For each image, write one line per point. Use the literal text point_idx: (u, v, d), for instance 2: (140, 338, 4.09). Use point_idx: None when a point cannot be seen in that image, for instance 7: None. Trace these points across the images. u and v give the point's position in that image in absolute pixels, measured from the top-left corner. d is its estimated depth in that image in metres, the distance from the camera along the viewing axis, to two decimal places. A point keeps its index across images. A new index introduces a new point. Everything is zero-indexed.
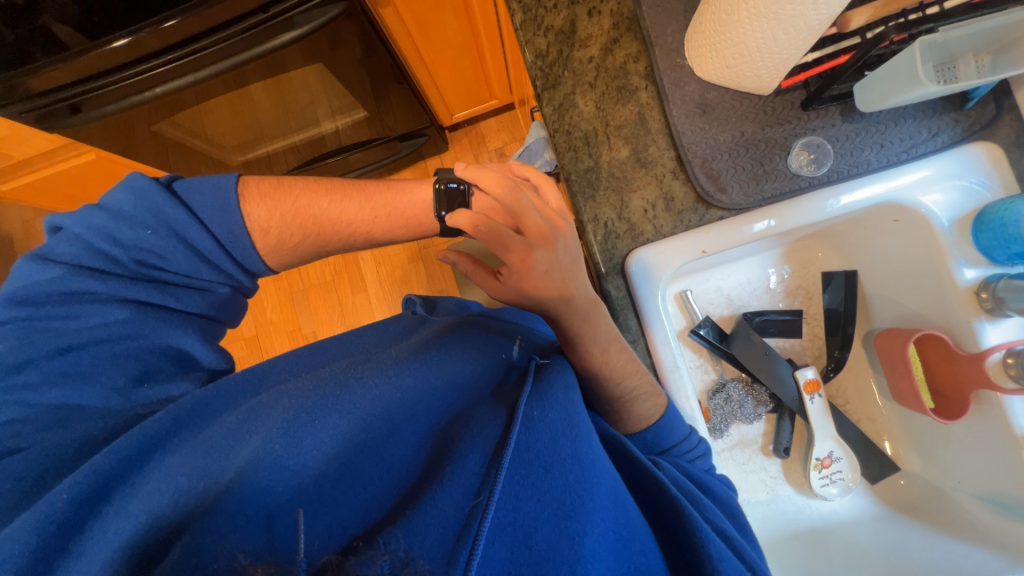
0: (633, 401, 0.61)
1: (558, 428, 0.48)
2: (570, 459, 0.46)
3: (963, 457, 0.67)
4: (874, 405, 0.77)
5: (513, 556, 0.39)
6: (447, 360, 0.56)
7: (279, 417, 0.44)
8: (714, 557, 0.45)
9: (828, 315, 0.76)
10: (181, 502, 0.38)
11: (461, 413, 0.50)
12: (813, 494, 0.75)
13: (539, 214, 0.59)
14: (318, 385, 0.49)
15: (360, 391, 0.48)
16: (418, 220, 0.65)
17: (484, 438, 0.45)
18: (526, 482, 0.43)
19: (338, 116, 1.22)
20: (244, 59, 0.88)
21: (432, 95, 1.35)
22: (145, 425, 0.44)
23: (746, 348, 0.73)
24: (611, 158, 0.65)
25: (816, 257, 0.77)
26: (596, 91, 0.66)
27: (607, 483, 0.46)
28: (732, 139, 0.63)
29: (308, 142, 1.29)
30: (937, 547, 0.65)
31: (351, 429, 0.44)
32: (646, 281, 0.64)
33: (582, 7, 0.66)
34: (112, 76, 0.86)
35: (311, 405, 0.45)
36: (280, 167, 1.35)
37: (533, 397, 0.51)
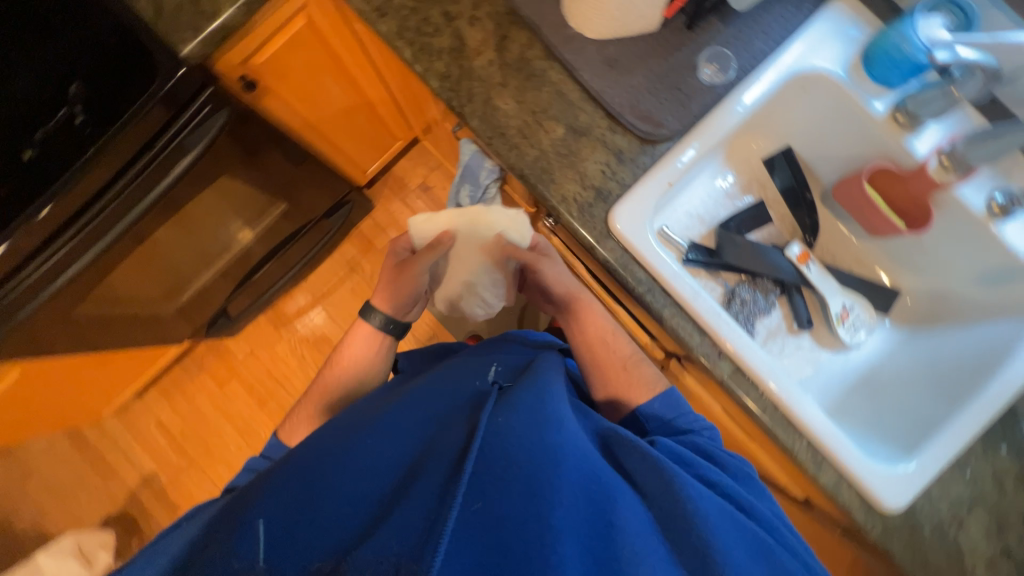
0: (633, 362, 0.73)
1: (524, 423, 0.48)
2: (535, 448, 0.46)
3: (944, 258, 0.76)
4: (857, 248, 0.84)
5: (480, 555, 0.40)
6: (428, 395, 0.58)
7: (295, 495, 0.46)
8: (695, 508, 0.47)
9: (785, 192, 0.83)
10: (200, 545, 0.47)
11: (439, 438, 0.50)
12: (846, 347, 0.81)
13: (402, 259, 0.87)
14: (321, 443, 0.53)
15: (354, 438, 0.51)
16: (370, 353, 0.82)
17: (450, 449, 0.47)
18: (494, 489, 0.43)
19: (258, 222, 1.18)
20: (145, 209, 0.80)
21: (340, 159, 1.33)
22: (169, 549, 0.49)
23: (736, 250, 0.79)
24: (552, 140, 0.67)
25: (753, 149, 0.82)
26: (510, 88, 0.68)
27: (583, 466, 0.47)
28: (645, 79, 0.67)
29: (236, 263, 1.23)
30: (964, 339, 0.73)
31: (337, 470, 0.47)
32: (634, 231, 0.66)
33: (461, 22, 0.69)
34: (8, 281, 0.74)
35: (306, 459, 0.50)
36: (216, 297, 1.28)
37: (498, 407, 0.51)
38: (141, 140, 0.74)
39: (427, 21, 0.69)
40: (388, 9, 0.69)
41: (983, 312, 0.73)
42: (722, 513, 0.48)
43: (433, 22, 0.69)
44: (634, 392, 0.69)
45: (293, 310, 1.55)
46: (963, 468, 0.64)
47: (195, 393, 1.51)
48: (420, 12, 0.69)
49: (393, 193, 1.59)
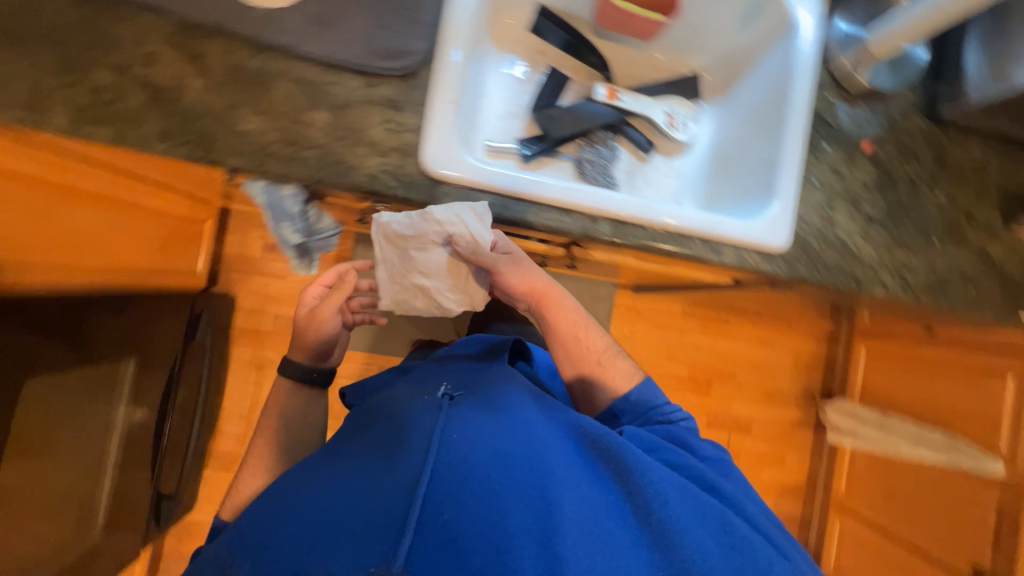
0: (607, 357, 0.77)
1: (481, 437, 0.61)
2: (491, 453, 0.59)
3: (710, 24, 0.80)
4: (649, 58, 0.87)
5: (446, 555, 0.50)
6: (385, 424, 0.68)
7: (299, 530, 0.54)
8: (647, 484, 0.59)
9: (564, 47, 0.84)
10: None
11: (405, 454, 0.60)
12: (687, 144, 0.88)
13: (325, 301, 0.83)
14: (285, 495, 0.61)
15: (324, 487, 0.59)
16: (296, 408, 0.83)
17: (410, 455, 0.59)
18: (451, 495, 0.54)
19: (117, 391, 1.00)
20: None
21: (158, 276, 1.12)
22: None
23: (558, 123, 0.82)
24: (320, 131, 0.60)
25: (514, 24, 0.82)
26: (242, 106, 0.59)
27: (553, 474, 0.58)
28: (365, 16, 0.60)
29: (127, 446, 1.05)
30: (760, 78, 0.79)
31: (311, 518, 0.55)
32: (451, 164, 0.62)
33: (140, 67, 0.57)
34: None
35: (276, 516, 0.58)
36: (132, 490, 1.10)
37: (449, 424, 0.62)
38: None
39: (99, 87, 0.56)
40: (42, 98, 0.55)
41: (764, 44, 0.79)
42: (672, 492, 0.59)
43: (108, 85, 0.56)
44: (616, 382, 0.75)
45: (232, 444, 1.40)
46: (810, 180, 0.73)
47: None
48: (83, 82, 0.56)
49: (243, 273, 1.42)
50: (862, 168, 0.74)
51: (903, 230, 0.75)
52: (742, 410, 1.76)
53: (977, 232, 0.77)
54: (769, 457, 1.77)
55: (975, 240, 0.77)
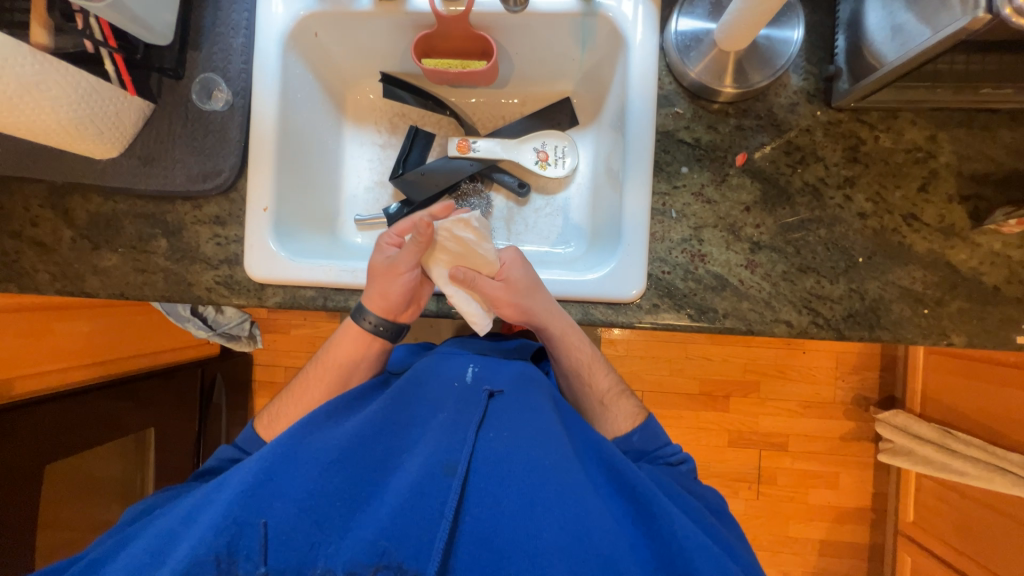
0: (611, 396, 0.71)
1: (519, 437, 0.55)
2: (534, 461, 0.52)
3: (554, 51, 0.73)
4: (510, 95, 0.81)
5: (478, 550, 0.48)
6: (417, 389, 0.63)
7: (326, 480, 0.52)
8: (676, 533, 0.50)
9: (420, 106, 0.82)
10: (190, 536, 0.49)
11: (433, 436, 0.55)
12: (569, 177, 0.80)
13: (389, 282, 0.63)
14: (311, 442, 0.56)
15: (359, 444, 0.55)
16: (355, 355, 0.68)
17: (453, 439, 0.54)
18: (487, 493, 0.51)
19: (148, 455, 1.17)
20: None
21: (186, 350, 1.31)
22: (177, 510, 0.56)
23: (418, 188, 0.79)
24: (164, 255, 0.68)
25: (365, 97, 0.83)
26: (104, 244, 0.69)
27: (588, 501, 0.50)
28: (181, 147, 0.66)
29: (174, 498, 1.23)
30: (615, 97, 0.70)
31: (339, 477, 0.52)
32: (272, 266, 0.66)
33: (28, 228, 0.69)
34: None
35: (304, 458, 0.54)
36: None
37: (487, 418, 0.57)
38: None
39: (4, 251, 0.70)
40: None
41: (610, 59, 0.69)
42: (701, 551, 0.49)
43: (10, 248, 0.70)
44: (618, 424, 0.69)
45: None
46: (665, 213, 0.62)
47: None
48: None
49: None
50: (740, 188, 0.61)
51: (811, 254, 0.60)
52: (774, 424, 1.49)
53: (924, 239, 0.59)
54: (816, 477, 1.49)
55: (922, 251, 0.59)
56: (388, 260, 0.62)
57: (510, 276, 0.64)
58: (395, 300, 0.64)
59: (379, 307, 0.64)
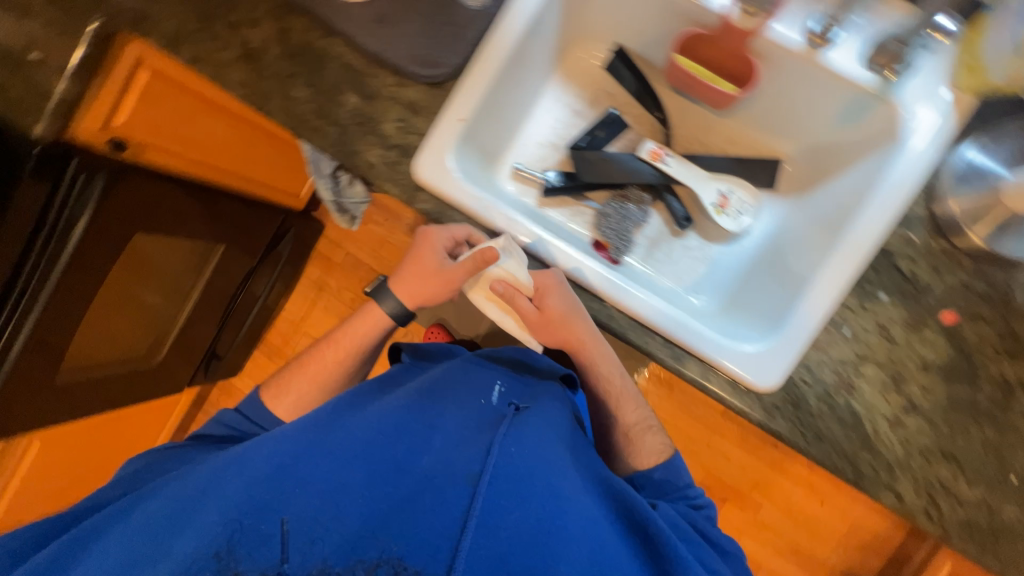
0: (637, 430, 0.79)
1: (534, 462, 0.61)
2: (547, 489, 0.58)
3: (803, 110, 0.68)
4: (724, 128, 0.77)
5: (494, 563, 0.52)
6: (442, 400, 0.69)
7: (337, 471, 0.59)
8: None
9: (634, 94, 0.79)
10: (202, 520, 0.57)
11: (450, 445, 0.62)
12: (736, 235, 0.76)
13: (421, 278, 0.73)
14: (329, 429, 0.66)
15: (377, 438, 0.63)
16: (370, 332, 0.83)
17: (469, 454, 0.60)
18: (502, 505, 0.56)
19: (208, 267, 1.25)
20: (61, 272, 0.87)
21: (268, 191, 1.37)
22: (120, 534, 0.60)
23: (590, 169, 0.78)
24: (348, 113, 0.68)
25: (586, 58, 0.80)
26: (301, 76, 0.69)
27: (591, 530, 0.57)
28: (416, 23, 0.65)
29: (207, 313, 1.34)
30: (843, 184, 0.66)
31: (355, 463, 0.60)
32: (440, 176, 0.65)
33: (245, 28, 0.71)
34: None
35: (324, 446, 0.63)
36: (201, 340, 1.41)
37: (509, 435, 0.63)
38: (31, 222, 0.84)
39: (216, 36, 0.71)
40: (179, 37, 0.72)
41: (861, 146, 0.64)
42: None
43: (221, 37, 0.71)
44: (643, 460, 0.76)
45: (281, 341, 1.73)
46: (840, 328, 0.57)
47: None
48: (208, 30, 0.72)
49: None
50: (931, 345, 0.56)
51: (965, 446, 0.55)
52: (754, 551, 1.44)
53: None
54: None
55: None
56: (432, 255, 0.69)
57: (549, 304, 0.64)
58: (434, 290, 0.72)
59: (409, 293, 0.75)
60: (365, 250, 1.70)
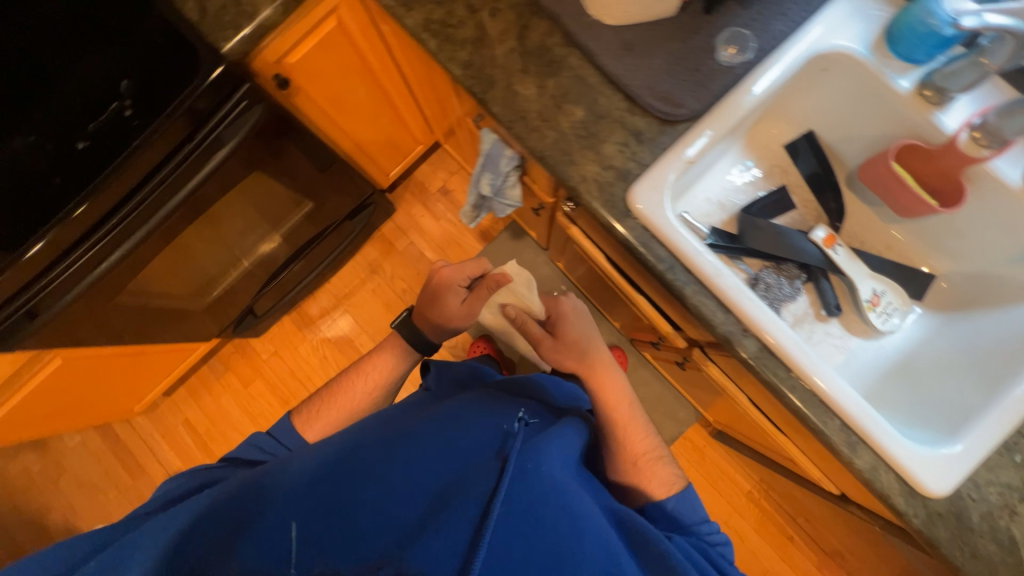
0: (646, 459, 0.75)
1: (549, 480, 0.59)
2: (560, 510, 0.57)
3: (979, 241, 0.73)
4: (888, 234, 0.80)
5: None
6: (460, 419, 0.69)
7: (346, 486, 0.59)
8: None
9: (810, 179, 0.82)
10: (227, 519, 0.58)
11: (466, 465, 0.61)
12: (880, 334, 0.79)
13: (443, 297, 0.90)
14: (345, 443, 0.66)
15: (395, 453, 0.63)
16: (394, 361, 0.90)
17: (482, 472, 0.59)
18: (517, 521, 0.55)
19: (278, 229, 1.23)
20: (190, 190, 0.83)
21: (365, 162, 1.36)
22: (154, 529, 0.59)
23: (758, 236, 0.79)
24: (572, 123, 0.68)
25: (772, 134, 0.82)
26: (530, 75, 0.70)
27: (606, 551, 0.55)
28: (664, 61, 0.67)
29: (257, 268, 1.29)
30: (999, 318, 0.72)
31: (375, 475, 0.60)
32: (656, 209, 0.65)
33: (484, 14, 0.71)
34: (68, 258, 0.79)
35: (345, 457, 0.63)
36: (241, 298, 1.35)
37: (525, 452, 0.62)
38: (184, 131, 0.78)
39: (451, 14, 0.72)
40: (413, 3, 0.72)
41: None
42: None
43: (457, 16, 0.71)
44: (652, 487, 0.72)
45: (316, 313, 1.67)
46: (1012, 453, 0.61)
47: (222, 390, 1.66)
48: (444, 6, 0.72)
49: (415, 199, 1.67)
50: None
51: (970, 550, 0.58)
52: None
53: None
54: None
55: None
56: (446, 293, 0.90)
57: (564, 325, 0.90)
58: (457, 320, 0.91)
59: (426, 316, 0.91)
60: (430, 244, 1.67)
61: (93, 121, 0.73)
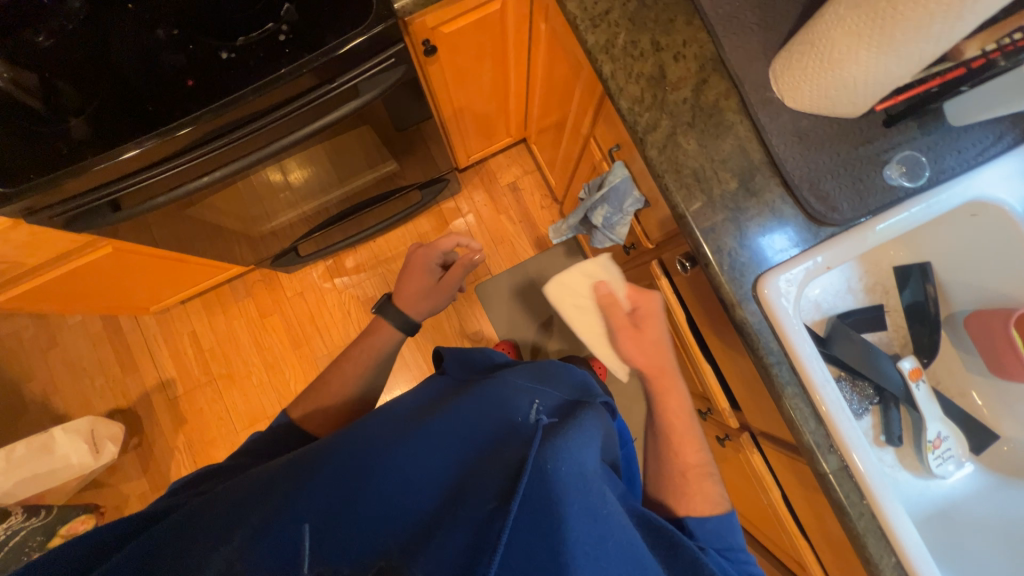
0: (695, 474, 0.71)
1: (571, 479, 0.52)
2: (579, 513, 0.51)
3: None
4: (967, 384, 0.82)
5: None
6: (470, 413, 0.63)
7: (348, 475, 0.55)
8: None
9: (911, 307, 0.81)
10: (239, 504, 0.52)
11: (480, 466, 0.56)
12: (931, 475, 0.79)
13: (416, 273, 0.97)
14: (360, 432, 0.61)
15: (410, 445, 0.58)
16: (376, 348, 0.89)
17: (497, 473, 0.53)
18: (535, 527, 0.49)
19: (344, 186, 1.17)
20: (308, 133, 0.80)
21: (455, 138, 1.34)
22: (165, 519, 0.52)
23: (847, 347, 0.78)
24: (722, 191, 0.67)
25: (887, 254, 0.81)
26: (695, 130, 0.68)
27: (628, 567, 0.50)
28: (830, 160, 0.67)
29: (306, 218, 1.24)
30: None
31: (390, 470, 0.55)
32: (783, 303, 0.65)
33: (667, 55, 0.70)
34: (160, 167, 0.75)
35: (360, 447, 0.58)
36: (286, 237, 1.31)
37: (543, 446, 0.55)
38: (321, 78, 0.74)
39: (634, 44, 0.70)
40: (601, 21, 0.70)
41: None
42: None
43: (640, 48, 0.70)
44: (693, 505, 0.68)
45: (352, 267, 1.64)
46: None
47: (237, 314, 1.62)
48: (631, 34, 0.70)
49: (482, 186, 1.65)
50: None
51: None
52: None
53: None
54: None
55: None
56: (419, 270, 0.96)
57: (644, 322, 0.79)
58: (431, 298, 0.97)
59: (405, 296, 0.95)
60: (484, 235, 1.64)
61: (245, 35, 0.71)
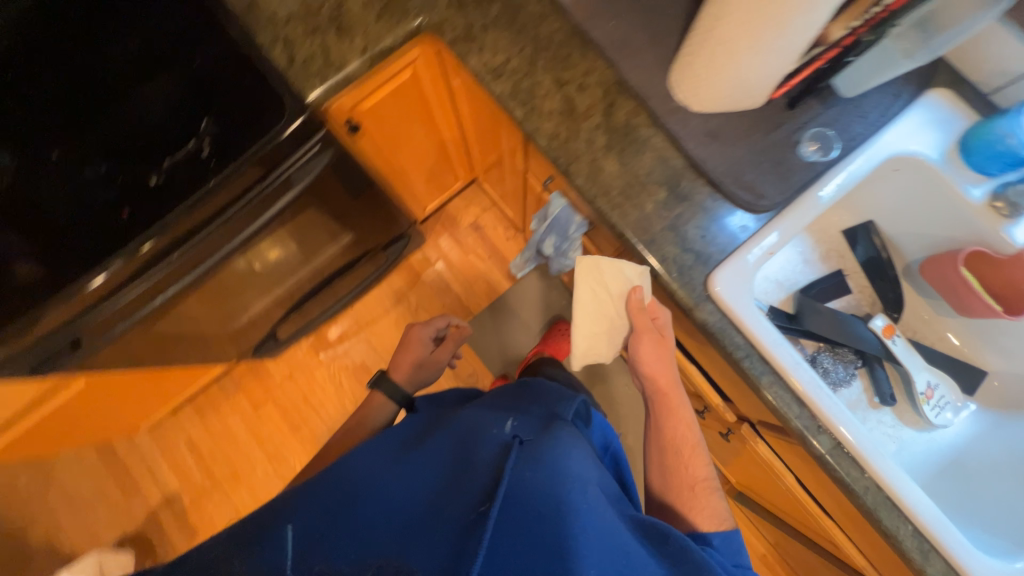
0: (701, 488, 0.69)
1: (547, 489, 0.51)
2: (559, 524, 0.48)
3: None
4: (943, 329, 0.83)
5: None
6: (447, 442, 0.62)
7: (325, 524, 0.54)
8: None
9: (868, 265, 0.83)
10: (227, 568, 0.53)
11: (455, 489, 0.54)
12: (932, 426, 0.79)
13: (411, 350, 0.96)
14: (337, 478, 0.60)
15: (386, 485, 0.57)
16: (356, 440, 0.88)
17: (471, 494, 0.51)
18: (510, 545, 0.47)
19: (310, 266, 1.18)
20: (260, 224, 0.84)
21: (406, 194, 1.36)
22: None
23: (817, 319, 0.78)
24: (654, 203, 0.69)
25: (833, 221, 0.83)
26: (615, 151, 0.71)
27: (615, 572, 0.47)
28: (747, 151, 0.70)
29: (278, 304, 1.25)
30: None
31: (366, 511, 0.54)
32: (736, 296, 0.66)
33: (571, 87, 0.73)
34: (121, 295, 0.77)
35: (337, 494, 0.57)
36: (264, 326, 1.31)
37: (517, 463, 0.54)
38: (256, 174, 0.77)
39: (538, 84, 0.73)
40: (503, 70, 0.74)
41: None
42: None
43: (545, 86, 0.73)
44: (699, 519, 0.66)
45: (334, 338, 1.64)
46: None
47: (229, 410, 1.60)
48: (533, 75, 0.73)
49: (446, 231, 1.68)
50: None
51: None
52: None
53: None
54: None
55: None
56: (415, 345, 0.97)
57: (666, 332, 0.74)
58: (425, 370, 0.96)
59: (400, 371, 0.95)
60: (457, 278, 1.66)
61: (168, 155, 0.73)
